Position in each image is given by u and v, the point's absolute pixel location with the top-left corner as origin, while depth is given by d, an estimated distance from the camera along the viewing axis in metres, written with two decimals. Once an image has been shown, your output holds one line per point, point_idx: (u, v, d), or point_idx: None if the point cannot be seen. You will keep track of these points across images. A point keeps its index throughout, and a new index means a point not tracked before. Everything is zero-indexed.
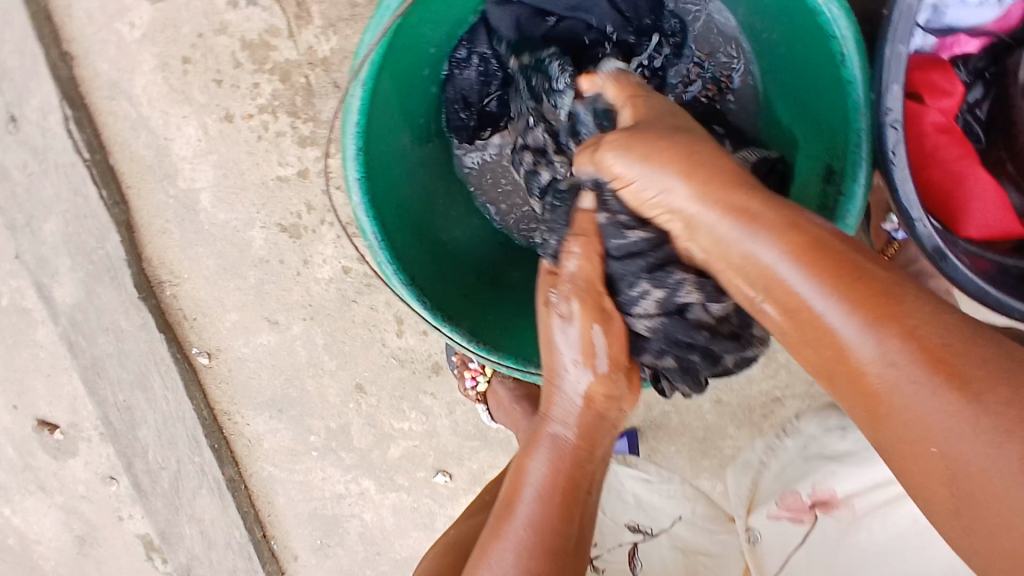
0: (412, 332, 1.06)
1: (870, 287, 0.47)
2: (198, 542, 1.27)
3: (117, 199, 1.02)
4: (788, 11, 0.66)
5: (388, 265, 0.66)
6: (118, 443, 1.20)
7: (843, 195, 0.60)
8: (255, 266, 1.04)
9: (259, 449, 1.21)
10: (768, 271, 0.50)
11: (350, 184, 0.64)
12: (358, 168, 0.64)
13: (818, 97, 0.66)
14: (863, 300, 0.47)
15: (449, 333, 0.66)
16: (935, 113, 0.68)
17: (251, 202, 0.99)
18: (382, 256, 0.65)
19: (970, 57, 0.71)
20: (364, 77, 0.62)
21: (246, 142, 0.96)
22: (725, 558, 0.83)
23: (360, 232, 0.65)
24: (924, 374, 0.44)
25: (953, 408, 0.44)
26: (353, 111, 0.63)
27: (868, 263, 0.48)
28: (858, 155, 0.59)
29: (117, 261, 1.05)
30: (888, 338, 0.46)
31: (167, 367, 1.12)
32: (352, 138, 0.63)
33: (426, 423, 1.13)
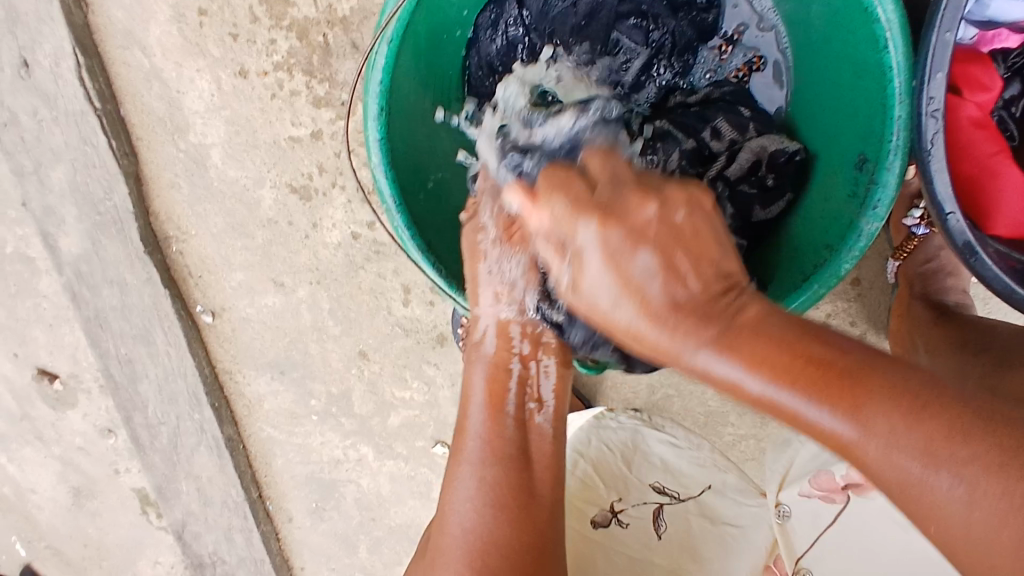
0: (418, 302, 1.04)
1: (803, 359, 0.44)
2: (194, 499, 1.29)
3: (126, 151, 1.01)
4: None
5: (405, 229, 0.64)
6: (118, 396, 1.20)
7: (874, 184, 0.60)
8: (264, 227, 1.03)
9: (259, 410, 1.21)
10: (733, 387, 0.47)
11: (369, 144, 0.63)
12: (379, 128, 0.63)
13: (853, 81, 0.65)
14: (827, 391, 0.43)
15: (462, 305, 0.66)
16: (971, 108, 0.67)
17: (262, 161, 0.98)
18: (399, 220, 0.64)
19: (1011, 52, 0.68)
20: (391, 34, 0.61)
21: (259, 100, 0.94)
22: (753, 531, 0.82)
23: (377, 194, 0.64)
24: (873, 437, 0.41)
25: (906, 473, 0.41)
26: (377, 70, 0.62)
27: (789, 336, 0.46)
28: (892, 146, 0.58)
29: (124, 213, 1.04)
30: (861, 424, 0.42)
31: (170, 323, 1.11)
32: (375, 96, 0.63)
33: (427, 394, 1.13)
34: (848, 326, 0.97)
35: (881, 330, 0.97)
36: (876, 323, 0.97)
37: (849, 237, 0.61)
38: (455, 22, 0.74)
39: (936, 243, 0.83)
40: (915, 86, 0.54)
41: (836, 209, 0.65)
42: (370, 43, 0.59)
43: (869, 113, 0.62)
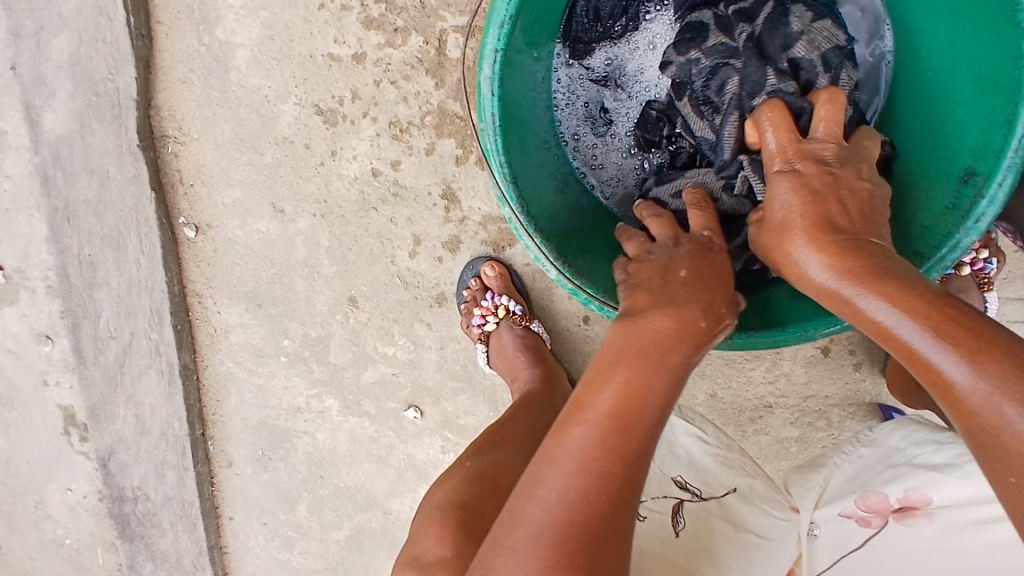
0: (426, 256, 0.99)
1: (912, 303, 0.48)
2: (130, 425, 1.20)
3: (142, 33, 0.92)
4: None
5: (496, 155, 0.61)
6: (70, 299, 1.10)
7: (978, 199, 0.59)
8: (276, 145, 0.95)
9: (223, 342, 1.13)
10: (854, 313, 0.51)
11: (484, 54, 0.57)
12: (499, 38, 0.56)
13: (975, 91, 0.62)
14: (935, 331, 0.46)
15: (540, 246, 0.62)
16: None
17: (292, 73, 0.91)
18: (491, 142, 0.60)
19: None
20: None
21: (305, 7, 0.88)
22: (780, 546, 0.73)
23: (477, 110, 0.59)
24: (960, 366, 0.44)
25: (980, 395, 0.43)
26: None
27: (904, 284, 0.50)
28: (1006, 163, 0.58)
29: (125, 100, 0.95)
30: (976, 372, 0.44)
31: (148, 230, 1.02)
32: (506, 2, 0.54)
33: (412, 354, 1.08)
34: (847, 354, 0.99)
35: (876, 364, 0.99)
36: (872, 356, 0.99)
37: (942, 247, 0.61)
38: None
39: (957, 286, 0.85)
40: None
41: (926, 220, 0.64)
42: None
43: (986, 129, 0.61)
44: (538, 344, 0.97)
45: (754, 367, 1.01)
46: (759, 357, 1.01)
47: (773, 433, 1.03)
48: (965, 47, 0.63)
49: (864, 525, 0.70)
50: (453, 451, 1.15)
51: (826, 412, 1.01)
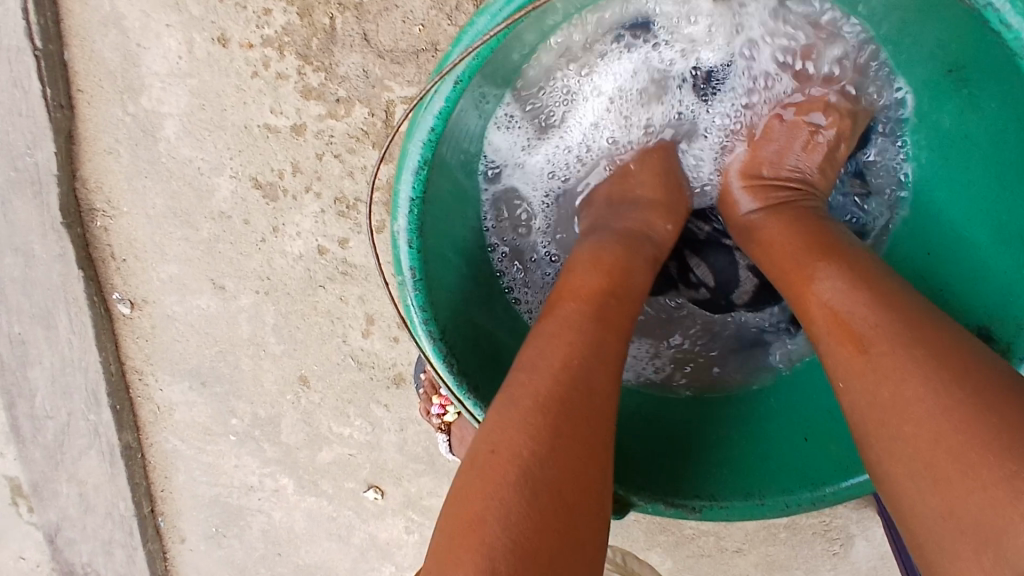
0: (380, 335, 0.91)
1: (817, 243, 0.55)
2: (74, 503, 1.11)
3: (61, 101, 0.83)
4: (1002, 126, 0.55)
5: (418, 311, 0.56)
6: (1, 377, 1.02)
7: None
8: (213, 219, 0.87)
9: (167, 420, 1.05)
10: (774, 250, 0.58)
11: (399, 200, 0.53)
12: (414, 183, 0.53)
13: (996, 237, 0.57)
14: (836, 259, 0.52)
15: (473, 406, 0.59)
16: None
17: (227, 145, 0.82)
18: (413, 299, 0.56)
19: None
20: (458, 75, 0.49)
21: (237, 75, 0.79)
22: None
23: (394, 264, 0.55)
24: (843, 280, 0.50)
25: (863, 302, 0.48)
26: (427, 118, 0.51)
27: (819, 231, 0.57)
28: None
29: (46, 174, 0.86)
30: (862, 288, 0.49)
31: (79, 308, 0.94)
32: (419, 143, 0.52)
33: (370, 435, 1.00)
34: None
35: None
36: None
37: None
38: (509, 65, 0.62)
39: None
40: None
41: None
42: (424, 89, 0.46)
43: (1015, 281, 0.56)
44: None
45: None
46: None
47: (759, 520, 0.95)
48: (987, 179, 0.58)
49: None
50: (418, 531, 1.07)
51: None
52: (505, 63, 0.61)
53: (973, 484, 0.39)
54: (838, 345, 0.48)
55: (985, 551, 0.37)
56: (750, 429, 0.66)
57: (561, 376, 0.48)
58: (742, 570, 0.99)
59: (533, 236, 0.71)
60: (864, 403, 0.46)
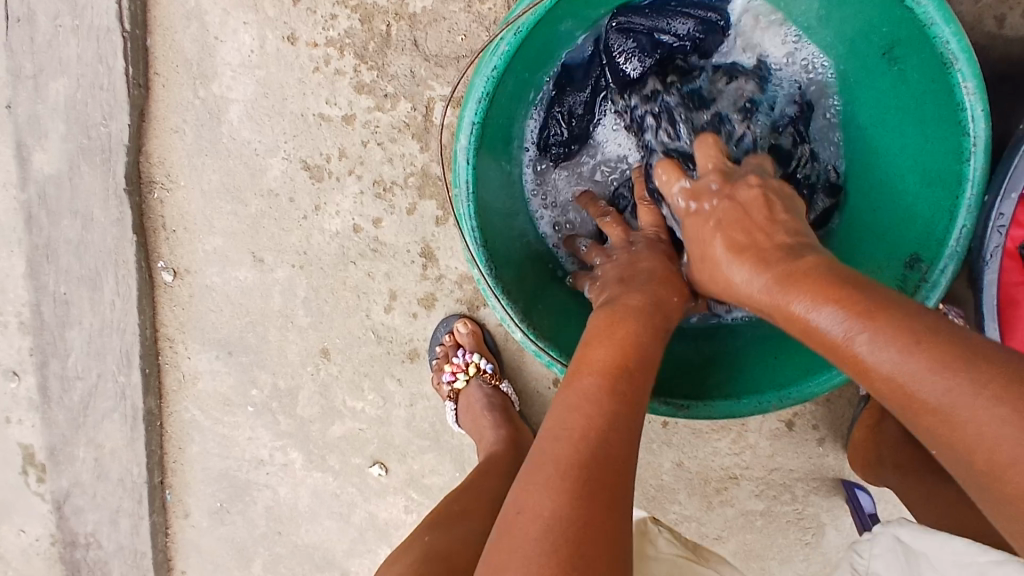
0: (401, 311, 1.00)
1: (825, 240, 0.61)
2: (88, 469, 1.17)
3: (140, 83, 0.95)
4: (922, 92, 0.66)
5: (468, 217, 0.68)
6: (40, 337, 1.09)
7: (924, 283, 0.66)
8: (261, 196, 0.98)
9: (191, 389, 1.12)
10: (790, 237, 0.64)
11: (463, 124, 0.65)
12: (476, 112, 0.65)
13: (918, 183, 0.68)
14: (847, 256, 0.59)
15: (506, 307, 0.69)
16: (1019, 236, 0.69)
17: (283, 130, 0.94)
18: (466, 208, 0.68)
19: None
20: (521, 24, 0.61)
21: (300, 69, 0.91)
22: None
23: (452, 175, 0.67)
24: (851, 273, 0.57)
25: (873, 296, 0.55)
26: (495, 55, 0.63)
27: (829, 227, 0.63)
28: (949, 250, 0.65)
29: (116, 145, 0.97)
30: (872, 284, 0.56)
31: (126, 272, 1.03)
32: (484, 79, 0.64)
33: (381, 409, 1.07)
34: (810, 429, 1.00)
35: (839, 441, 0.99)
36: (835, 432, 0.99)
37: None
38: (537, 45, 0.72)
39: None
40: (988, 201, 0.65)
41: None
42: (497, 30, 0.59)
43: (930, 210, 0.67)
44: (506, 405, 0.98)
45: (720, 438, 1.02)
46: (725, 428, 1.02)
47: (738, 504, 1.03)
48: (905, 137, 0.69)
49: None
50: (417, 511, 1.13)
51: (790, 486, 1.02)
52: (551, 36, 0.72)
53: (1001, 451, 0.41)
54: (833, 359, 0.49)
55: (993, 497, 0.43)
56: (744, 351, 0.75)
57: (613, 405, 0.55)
58: (721, 558, 1.06)
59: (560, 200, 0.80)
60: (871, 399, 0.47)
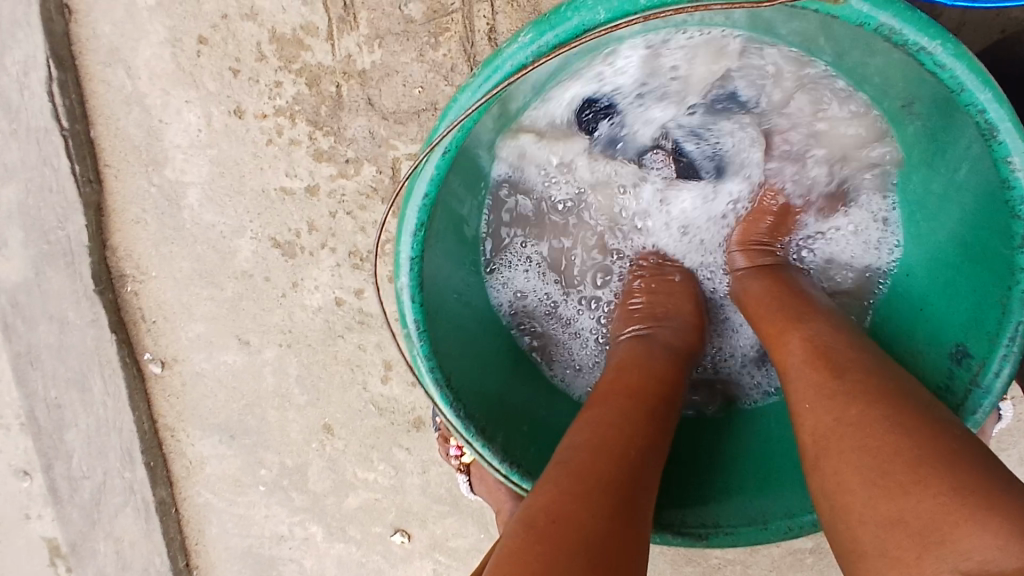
0: (399, 380, 0.94)
1: (773, 294, 0.66)
2: (112, 561, 1.15)
3: (90, 178, 0.89)
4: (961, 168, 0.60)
5: (424, 360, 0.61)
6: (41, 442, 1.06)
7: (974, 387, 0.59)
8: (236, 278, 0.92)
9: (199, 474, 1.08)
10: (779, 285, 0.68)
11: (401, 263, 0.58)
12: (413, 245, 0.58)
13: (966, 261, 0.62)
14: (786, 313, 0.63)
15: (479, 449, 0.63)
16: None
17: (246, 209, 0.87)
18: (419, 350, 0.60)
19: None
20: (448, 147, 0.54)
21: (253, 143, 0.84)
22: None
23: (399, 317, 0.60)
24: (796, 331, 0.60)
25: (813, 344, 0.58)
26: (422, 181, 0.56)
27: (789, 293, 0.66)
28: (1001, 350, 0.57)
29: (77, 246, 0.91)
30: (804, 343, 0.59)
31: (112, 370, 0.99)
32: (416, 209, 0.57)
33: (394, 478, 1.02)
34: None
35: None
36: None
37: None
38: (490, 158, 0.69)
39: None
40: None
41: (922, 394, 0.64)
42: (419, 161, 0.50)
43: (976, 303, 0.61)
44: None
45: None
46: None
47: (784, 545, 0.95)
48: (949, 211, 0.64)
49: None
50: (446, 574, 1.08)
51: None
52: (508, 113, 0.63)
53: (923, 488, 0.45)
54: (809, 371, 0.56)
55: (929, 551, 0.43)
56: (756, 460, 0.70)
57: (614, 457, 0.53)
58: None
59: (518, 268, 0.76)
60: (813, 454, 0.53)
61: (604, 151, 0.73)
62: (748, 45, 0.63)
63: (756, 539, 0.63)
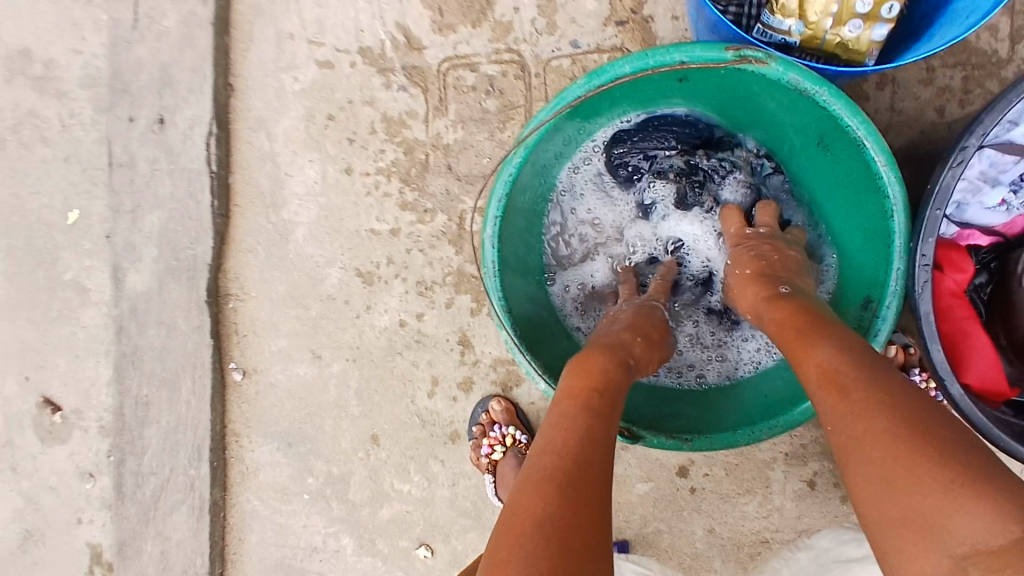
0: (442, 395, 1.13)
1: (787, 303, 0.69)
2: (154, 562, 1.26)
3: (222, 212, 1.14)
4: (845, 177, 0.79)
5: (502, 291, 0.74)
6: (119, 437, 1.24)
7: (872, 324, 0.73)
8: (321, 300, 1.14)
9: (252, 480, 1.23)
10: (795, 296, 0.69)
11: (489, 216, 0.73)
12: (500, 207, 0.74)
13: (865, 243, 0.78)
14: (799, 320, 0.66)
15: (529, 360, 0.75)
16: (950, 283, 0.76)
17: (340, 245, 1.12)
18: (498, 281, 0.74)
19: (982, 249, 0.79)
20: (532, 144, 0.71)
21: (355, 194, 1.11)
22: None
23: (482, 258, 0.74)
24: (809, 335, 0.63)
25: (820, 350, 0.61)
26: (511, 166, 0.73)
27: (806, 304, 0.68)
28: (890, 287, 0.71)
29: (200, 265, 1.15)
30: (816, 346, 0.62)
31: (202, 373, 1.19)
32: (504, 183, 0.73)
33: (426, 490, 1.17)
34: (831, 487, 1.04)
35: None
36: None
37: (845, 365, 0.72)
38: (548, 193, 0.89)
39: None
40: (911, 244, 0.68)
41: None
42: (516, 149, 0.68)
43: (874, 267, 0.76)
44: None
45: (748, 502, 1.06)
46: (750, 491, 1.05)
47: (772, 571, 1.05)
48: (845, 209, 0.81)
49: None
50: None
51: None
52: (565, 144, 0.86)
53: (922, 493, 0.49)
54: (824, 398, 0.59)
55: (932, 548, 0.47)
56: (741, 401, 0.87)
57: (584, 450, 0.58)
58: None
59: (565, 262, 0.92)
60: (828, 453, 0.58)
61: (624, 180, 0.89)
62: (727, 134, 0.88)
63: (731, 442, 0.79)
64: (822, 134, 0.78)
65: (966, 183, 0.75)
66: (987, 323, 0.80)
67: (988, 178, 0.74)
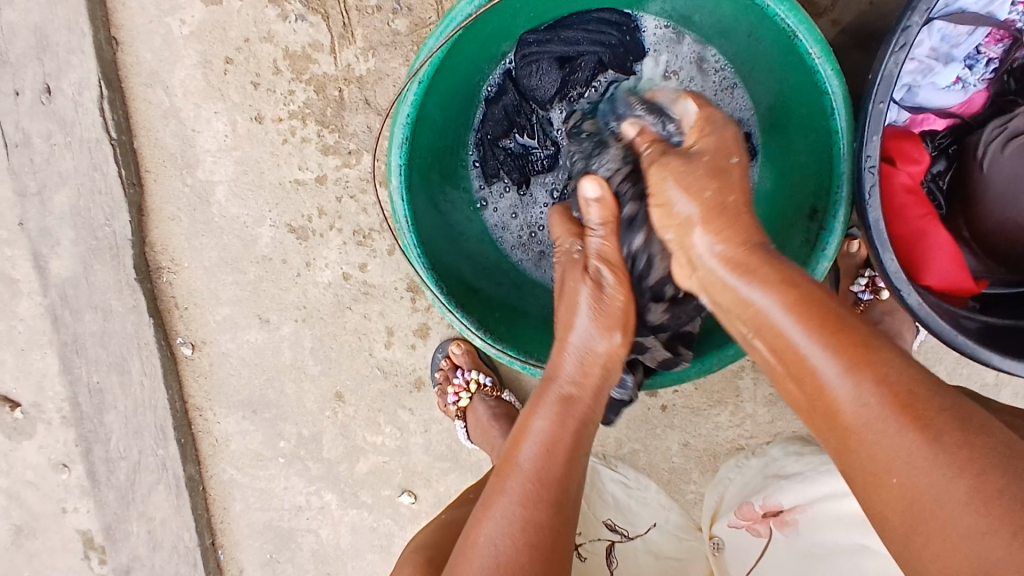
0: (400, 344, 1.09)
1: (807, 299, 0.53)
2: (144, 542, 1.23)
3: (133, 181, 1.05)
4: (787, 73, 0.68)
5: (415, 247, 0.68)
6: (81, 427, 1.19)
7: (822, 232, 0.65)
8: (257, 263, 1.07)
9: (224, 450, 1.19)
10: (811, 299, 0.53)
11: (391, 168, 0.66)
12: (401, 155, 0.66)
13: (807, 145, 0.69)
14: (836, 344, 0.50)
15: (461, 318, 0.69)
16: (904, 176, 0.70)
17: (266, 201, 1.04)
18: (409, 238, 0.68)
19: (938, 134, 0.77)
20: (421, 76, 0.64)
21: (271, 143, 1.01)
22: (691, 561, 0.91)
23: (392, 215, 0.67)
24: (835, 358, 0.50)
25: (847, 382, 0.49)
26: (405, 104, 0.65)
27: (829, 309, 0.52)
28: (839, 197, 0.63)
29: (122, 241, 1.07)
30: (861, 379, 0.48)
31: (149, 352, 1.13)
32: (400, 126, 0.65)
33: (399, 440, 1.14)
34: None
35: None
36: None
37: None
38: (461, 125, 0.79)
39: (880, 308, 0.91)
40: (854, 146, 0.60)
41: (792, 255, 0.70)
42: (403, 84, 0.61)
43: (819, 171, 0.67)
44: (510, 410, 1.06)
45: (719, 412, 1.04)
46: (721, 402, 1.03)
47: None
48: (790, 104, 0.71)
49: (755, 535, 0.85)
50: None
51: None
52: (472, 70, 0.75)
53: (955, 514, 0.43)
54: (828, 425, 0.50)
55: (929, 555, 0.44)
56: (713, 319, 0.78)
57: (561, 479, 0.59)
58: None
59: (494, 197, 0.81)
60: (851, 474, 0.49)
61: (536, 98, 0.79)
62: (654, 25, 0.78)
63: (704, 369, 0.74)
64: (749, 26, 0.69)
65: (917, 63, 0.72)
66: (948, 215, 0.78)
67: (941, 55, 0.71)
